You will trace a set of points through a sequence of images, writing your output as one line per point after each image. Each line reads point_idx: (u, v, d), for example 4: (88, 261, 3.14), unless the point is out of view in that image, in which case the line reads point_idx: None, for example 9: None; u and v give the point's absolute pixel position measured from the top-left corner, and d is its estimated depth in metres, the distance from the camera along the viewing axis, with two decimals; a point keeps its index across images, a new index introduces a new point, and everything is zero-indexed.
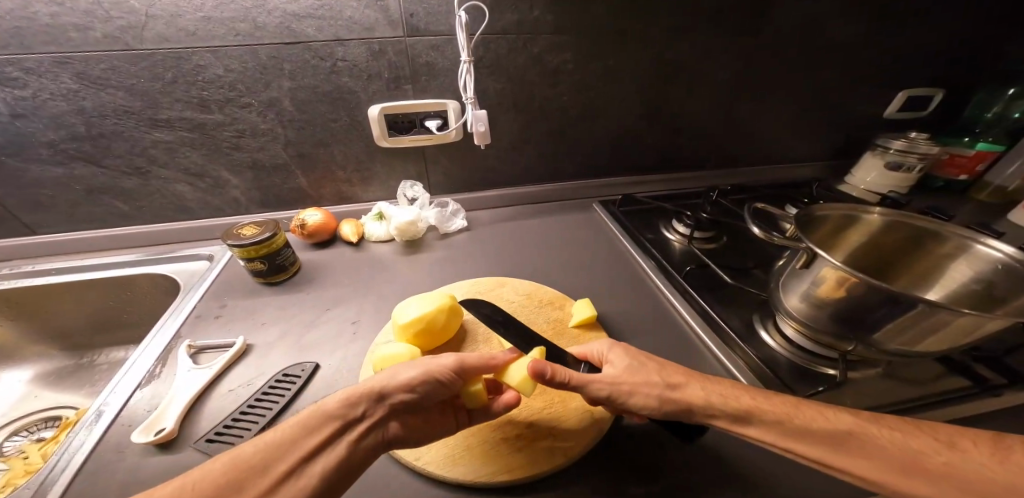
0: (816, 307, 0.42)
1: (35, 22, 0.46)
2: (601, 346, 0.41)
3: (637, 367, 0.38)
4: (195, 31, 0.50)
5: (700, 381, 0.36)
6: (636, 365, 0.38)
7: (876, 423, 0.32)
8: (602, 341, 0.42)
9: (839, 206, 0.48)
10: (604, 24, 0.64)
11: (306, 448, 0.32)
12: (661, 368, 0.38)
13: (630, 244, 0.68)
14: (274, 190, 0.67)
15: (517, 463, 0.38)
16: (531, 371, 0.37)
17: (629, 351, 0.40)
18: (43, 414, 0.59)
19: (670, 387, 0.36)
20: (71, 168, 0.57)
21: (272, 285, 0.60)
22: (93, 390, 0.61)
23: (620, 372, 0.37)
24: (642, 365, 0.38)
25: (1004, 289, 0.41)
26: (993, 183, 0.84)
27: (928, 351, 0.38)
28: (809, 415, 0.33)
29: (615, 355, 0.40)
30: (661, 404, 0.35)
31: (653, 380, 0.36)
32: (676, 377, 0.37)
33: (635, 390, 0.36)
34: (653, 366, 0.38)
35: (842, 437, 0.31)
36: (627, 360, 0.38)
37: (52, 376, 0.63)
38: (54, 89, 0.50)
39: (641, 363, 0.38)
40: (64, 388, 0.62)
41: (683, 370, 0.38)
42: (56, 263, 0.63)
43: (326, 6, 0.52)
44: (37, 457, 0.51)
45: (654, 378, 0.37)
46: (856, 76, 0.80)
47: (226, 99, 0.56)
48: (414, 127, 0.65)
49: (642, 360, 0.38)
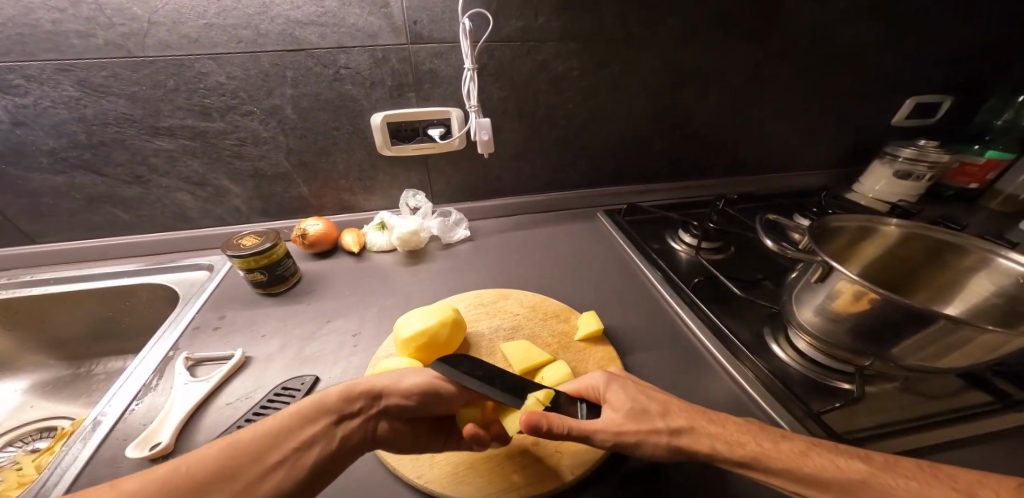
0: (832, 321, 0.41)
1: (37, 29, 0.45)
2: (598, 380, 0.39)
3: (638, 411, 0.35)
4: (197, 39, 0.49)
5: (706, 424, 0.34)
6: (636, 409, 0.35)
7: (891, 473, 0.28)
8: (598, 373, 0.40)
9: (856, 217, 0.47)
10: (611, 30, 0.63)
11: (300, 436, 0.31)
12: (664, 410, 0.35)
13: (635, 255, 0.66)
14: (276, 199, 0.66)
15: (522, 482, 0.36)
16: (526, 425, 0.34)
17: (626, 387, 0.37)
18: (38, 424, 0.57)
19: (679, 431, 0.33)
20: (71, 177, 0.57)
21: (272, 296, 0.59)
22: (90, 401, 0.60)
23: (619, 418, 0.35)
24: (646, 402, 0.36)
25: None
26: (1005, 191, 0.83)
27: (950, 365, 0.36)
28: (817, 462, 0.30)
29: (615, 394, 0.37)
30: (669, 448, 0.33)
31: (656, 420, 0.34)
32: (679, 418, 0.34)
33: (639, 439, 0.34)
34: (656, 402, 0.36)
35: (852, 487, 0.28)
36: (628, 403, 0.36)
37: (50, 387, 0.62)
38: (55, 97, 0.50)
39: (644, 400, 0.36)
40: (60, 398, 0.61)
41: (689, 408, 0.35)
42: (54, 272, 0.62)
43: (329, 13, 0.52)
44: (30, 469, 0.49)
45: (658, 424, 0.34)
46: (862, 82, 0.79)
47: (227, 106, 0.55)
48: (417, 136, 0.65)
49: (644, 400, 0.36)
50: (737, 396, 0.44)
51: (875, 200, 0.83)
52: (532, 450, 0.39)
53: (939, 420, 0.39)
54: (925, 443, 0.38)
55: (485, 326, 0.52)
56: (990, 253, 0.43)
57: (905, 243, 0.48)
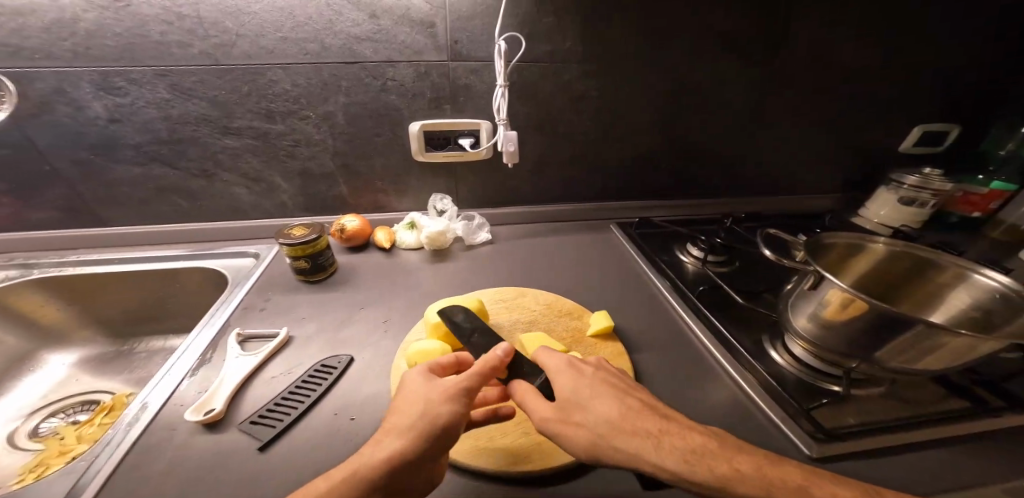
0: (823, 327, 0.45)
1: (147, 39, 0.53)
2: (553, 366, 0.41)
3: (566, 405, 0.37)
4: (273, 50, 0.57)
5: (630, 421, 0.35)
6: (565, 404, 0.37)
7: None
8: (556, 360, 0.41)
9: (848, 234, 0.51)
10: (632, 55, 0.70)
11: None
12: (595, 413, 0.36)
13: (646, 264, 0.71)
14: (319, 196, 0.73)
15: (541, 455, 0.39)
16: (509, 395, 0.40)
17: (574, 380, 0.39)
18: (81, 398, 0.62)
19: (605, 424, 0.35)
20: (148, 168, 0.64)
21: (310, 284, 0.64)
22: (130, 379, 0.65)
23: (547, 409, 0.37)
24: (587, 398, 0.37)
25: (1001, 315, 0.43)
26: (1006, 221, 0.84)
27: (927, 369, 0.41)
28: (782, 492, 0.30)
29: (561, 381, 0.39)
30: (590, 441, 0.34)
31: (584, 417, 0.36)
32: (607, 407, 0.36)
33: (563, 432, 0.35)
34: (591, 397, 0.37)
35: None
36: (562, 395, 0.38)
37: (94, 362, 0.68)
38: (150, 98, 0.57)
39: (588, 399, 0.37)
40: (103, 373, 0.66)
41: (627, 415, 0.35)
42: (117, 254, 0.68)
43: (383, 31, 0.59)
44: (72, 439, 0.54)
45: (581, 423, 0.35)
46: (868, 112, 0.84)
47: (289, 111, 0.62)
48: (448, 144, 0.72)
49: (582, 396, 0.37)
50: (736, 396, 0.47)
51: (880, 224, 0.87)
52: None
53: (919, 421, 0.43)
54: (906, 442, 0.41)
55: (505, 319, 0.57)
56: (968, 269, 0.47)
57: (894, 259, 0.52)
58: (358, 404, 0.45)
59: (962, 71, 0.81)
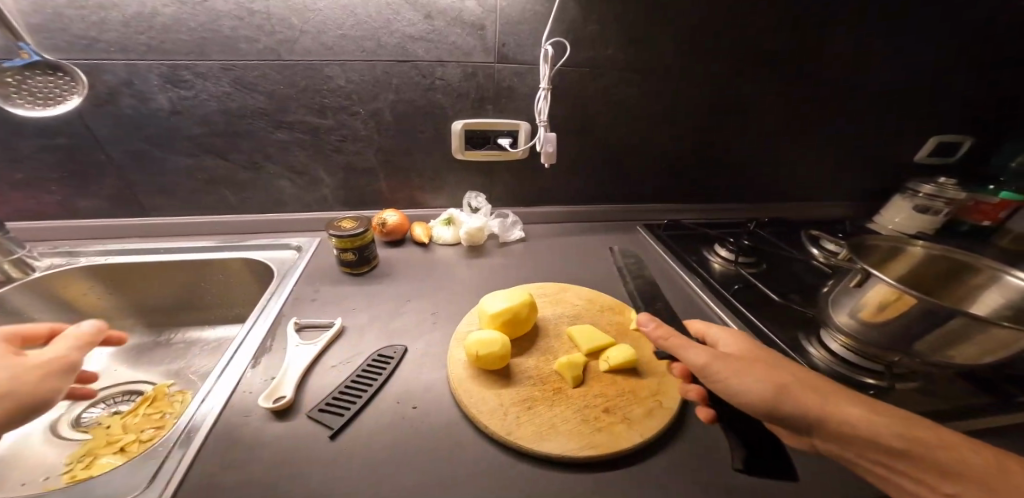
0: (865, 322, 0.47)
1: (217, 34, 0.54)
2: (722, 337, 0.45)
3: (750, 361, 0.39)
4: (333, 47, 0.59)
5: (822, 385, 0.37)
6: (745, 361, 0.39)
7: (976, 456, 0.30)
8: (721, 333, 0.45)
9: (885, 237, 0.54)
10: (670, 61, 0.72)
11: None
12: (781, 371, 0.38)
13: (677, 264, 0.74)
14: (360, 191, 0.75)
15: (602, 442, 0.41)
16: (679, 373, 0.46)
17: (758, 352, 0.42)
18: (122, 388, 0.62)
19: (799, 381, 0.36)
20: (200, 159, 0.65)
21: (356, 276, 0.65)
22: (170, 369, 0.65)
23: (719, 361, 0.39)
24: (778, 363, 0.39)
25: None
26: (1015, 230, 0.89)
27: (967, 363, 0.42)
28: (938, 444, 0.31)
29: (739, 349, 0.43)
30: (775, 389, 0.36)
31: (772, 370, 0.38)
32: (800, 371, 0.38)
33: (742, 378, 0.38)
34: (781, 363, 0.39)
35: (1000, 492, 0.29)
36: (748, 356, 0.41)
37: (134, 352, 0.67)
38: (211, 91, 0.58)
39: (779, 364, 0.39)
40: (141, 365, 0.65)
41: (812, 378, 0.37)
42: (162, 244, 0.69)
43: (436, 31, 0.61)
44: (117, 429, 0.53)
45: (764, 375, 0.37)
46: (889, 123, 0.87)
47: (341, 106, 0.64)
48: (488, 143, 0.74)
49: (761, 359, 0.40)
50: None
51: (895, 231, 0.90)
52: (608, 416, 0.44)
53: (952, 415, 0.46)
54: None
55: (549, 312, 0.59)
56: (999, 271, 0.49)
57: (926, 261, 0.55)
58: (421, 393, 0.46)
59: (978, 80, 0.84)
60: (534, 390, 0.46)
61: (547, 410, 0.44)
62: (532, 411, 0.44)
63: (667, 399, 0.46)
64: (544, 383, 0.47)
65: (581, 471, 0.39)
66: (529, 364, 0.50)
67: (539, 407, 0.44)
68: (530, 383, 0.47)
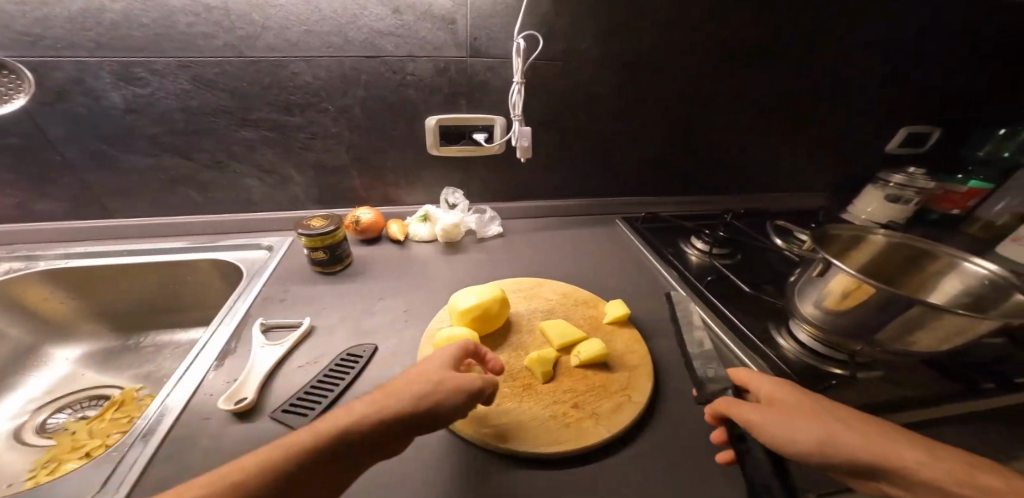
0: (829, 312, 0.48)
1: (172, 30, 0.52)
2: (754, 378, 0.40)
3: (795, 408, 0.35)
4: (297, 43, 0.57)
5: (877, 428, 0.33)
6: (789, 409, 0.35)
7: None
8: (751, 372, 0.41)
9: (847, 226, 0.54)
10: (644, 54, 0.72)
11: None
12: (830, 417, 0.34)
13: (654, 257, 0.74)
14: (332, 189, 0.73)
15: (569, 437, 0.41)
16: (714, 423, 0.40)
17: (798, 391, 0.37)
18: (89, 393, 0.60)
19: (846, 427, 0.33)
20: (162, 158, 0.63)
21: (328, 275, 0.64)
22: (139, 372, 0.64)
23: (761, 416, 0.36)
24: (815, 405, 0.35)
25: (987, 300, 0.46)
26: (982, 218, 0.90)
27: (926, 349, 0.44)
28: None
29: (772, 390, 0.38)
30: (821, 439, 0.33)
31: (817, 418, 0.34)
32: (843, 415, 0.34)
33: (790, 434, 0.34)
34: (818, 405, 0.35)
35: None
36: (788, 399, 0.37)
37: (101, 356, 0.66)
38: (170, 89, 0.57)
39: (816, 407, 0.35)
40: (109, 369, 0.64)
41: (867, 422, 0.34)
42: (127, 245, 0.67)
43: (406, 27, 0.60)
44: (84, 434, 0.52)
45: (814, 424, 0.33)
46: (864, 115, 0.88)
47: (309, 103, 0.63)
48: (462, 138, 0.73)
49: (809, 402, 0.36)
50: None
51: (868, 220, 0.92)
52: (576, 412, 0.44)
53: (914, 403, 0.47)
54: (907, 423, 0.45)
55: (523, 308, 0.59)
56: (956, 258, 0.50)
57: (889, 251, 0.56)
58: None
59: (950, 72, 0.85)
60: (503, 387, 0.46)
61: (515, 406, 0.44)
62: (501, 409, 0.44)
63: (636, 393, 0.46)
64: (514, 380, 0.48)
65: (548, 467, 0.40)
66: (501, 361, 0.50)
67: (508, 404, 0.44)
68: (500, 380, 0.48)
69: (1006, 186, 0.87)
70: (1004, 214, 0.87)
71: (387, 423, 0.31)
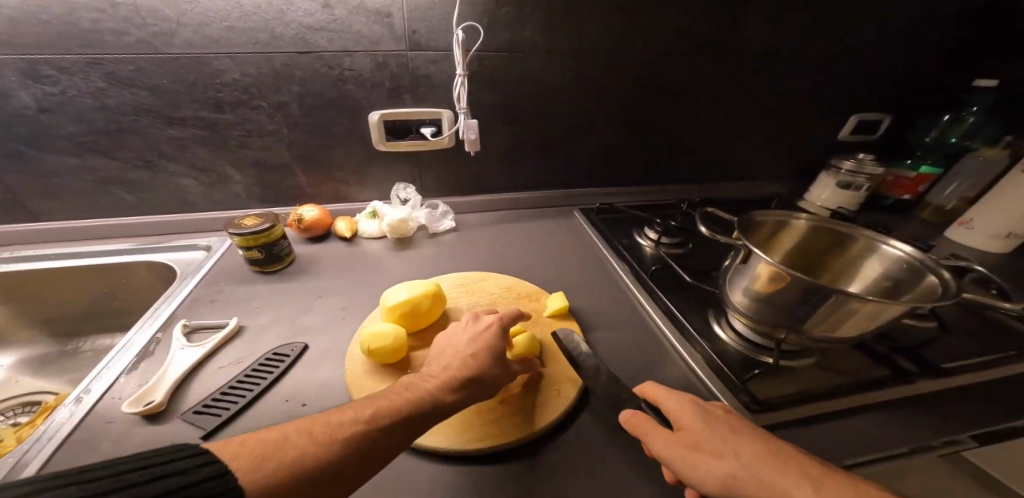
0: (755, 300, 0.48)
1: (77, 27, 0.50)
2: (669, 400, 0.40)
3: (704, 436, 0.35)
4: (219, 39, 0.55)
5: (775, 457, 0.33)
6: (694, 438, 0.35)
7: None
8: (667, 392, 0.40)
9: (773, 212, 0.55)
10: (590, 45, 0.71)
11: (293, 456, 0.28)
12: (734, 448, 0.34)
13: (605, 249, 0.74)
14: (275, 186, 0.71)
15: (491, 433, 0.41)
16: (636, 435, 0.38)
17: (708, 415, 0.37)
18: (21, 399, 0.58)
19: (752, 464, 0.33)
20: (85, 159, 0.60)
21: (267, 274, 0.63)
22: (74, 377, 0.62)
23: (669, 444, 0.35)
24: (725, 437, 0.35)
25: (901, 281, 0.48)
26: (933, 203, 0.93)
27: (846, 334, 0.45)
28: None
29: (686, 416, 0.37)
30: (725, 478, 0.32)
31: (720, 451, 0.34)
32: (751, 450, 0.34)
33: (691, 465, 0.34)
34: (728, 436, 0.35)
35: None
36: (698, 425, 0.36)
37: (35, 362, 0.64)
38: (83, 87, 0.54)
39: (726, 439, 0.35)
40: (45, 375, 0.62)
41: (769, 451, 0.34)
42: (55, 249, 0.64)
43: (337, 21, 0.58)
44: (10, 441, 0.50)
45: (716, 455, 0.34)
46: (816, 104, 0.88)
47: (239, 100, 0.61)
48: (410, 133, 0.71)
49: (716, 427, 0.36)
50: (683, 372, 0.50)
51: (822, 207, 0.93)
52: (502, 406, 0.44)
53: (840, 389, 0.47)
54: (832, 409, 0.45)
55: (463, 302, 0.58)
56: (875, 240, 0.52)
57: (814, 234, 0.57)
58: (312, 391, 0.44)
59: (899, 61, 0.85)
60: None
61: None
62: None
63: (565, 387, 0.46)
64: None
65: (467, 464, 0.39)
66: None
67: None
68: None
69: (953, 171, 0.89)
70: (952, 199, 0.89)
71: (466, 388, 0.39)
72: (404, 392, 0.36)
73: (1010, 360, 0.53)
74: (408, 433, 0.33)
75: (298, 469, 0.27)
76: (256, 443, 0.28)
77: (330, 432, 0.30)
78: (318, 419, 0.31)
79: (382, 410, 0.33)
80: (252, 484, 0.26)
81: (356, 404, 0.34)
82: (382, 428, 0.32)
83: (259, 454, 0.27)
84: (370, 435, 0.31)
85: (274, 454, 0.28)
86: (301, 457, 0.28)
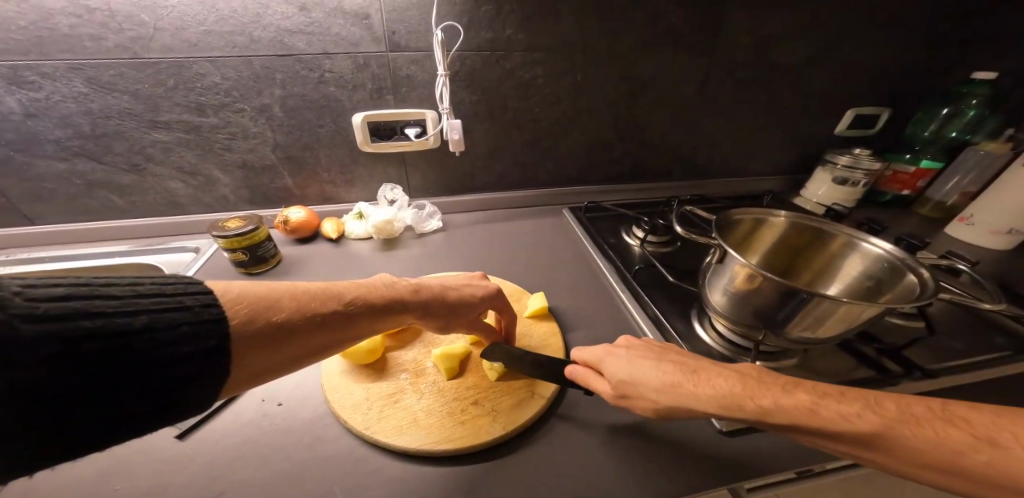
0: (732, 299, 0.48)
1: (56, 32, 0.51)
2: (598, 351, 0.43)
3: (626, 373, 0.39)
4: (197, 43, 0.56)
5: (688, 372, 0.36)
6: (623, 379, 0.39)
7: (825, 399, 0.31)
8: (598, 346, 0.43)
9: (752, 210, 0.54)
10: (573, 40, 0.70)
11: (278, 312, 0.33)
12: (659, 377, 0.37)
13: (591, 247, 0.73)
14: (262, 188, 0.72)
15: (460, 436, 0.41)
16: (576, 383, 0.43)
17: (624, 354, 0.41)
18: None
19: (668, 390, 0.36)
20: (73, 164, 0.62)
21: (253, 276, 0.64)
22: None
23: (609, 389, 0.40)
24: (640, 371, 0.38)
25: (884, 284, 0.48)
26: (933, 198, 0.91)
27: (823, 336, 0.44)
28: (818, 414, 0.30)
29: (609, 361, 0.41)
30: (658, 410, 0.36)
31: (647, 382, 0.37)
32: (664, 376, 0.37)
33: (633, 401, 0.38)
34: (645, 370, 0.38)
35: (864, 438, 0.29)
36: (617, 366, 0.40)
37: None
38: (66, 92, 0.55)
39: (638, 371, 0.38)
40: None
41: (683, 369, 0.37)
42: (51, 252, 0.66)
43: (316, 23, 0.58)
44: None
45: (647, 387, 0.37)
46: (810, 97, 0.86)
47: (221, 103, 0.61)
48: (394, 135, 0.71)
49: (637, 361, 0.39)
50: None
51: (818, 204, 0.91)
52: (475, 407, 0.44)
53: None
54: None
55: None
56: (855, 238, 0.52)
57: (793, 231, 0.57)
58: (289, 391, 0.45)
59: (896, 51, 0.83)
60: (405, 383, 0.47)
61: (419, 400, 0.45)
62: (399, 405, 0.44)
63: (540, 388, 0.46)
64: (418, 375, 0.48)
65: (437, 466, 0.40)
66: (409, 357, 0.50)
67: (406, 400, 0.45)
68: (405, 377, 0.48)
69: (954, 165, 0.86)
70: (952, 194, 0.87)
71: (427, 302, 0.45)
72: (381, 289, 0.42)
73: (999, 360, 0.52)
74: (378, 321, 0.40)
75: (283, 322, 0.33)
76: (252, 295, 0.33)
77: (314, 302, 0.36)
78: (305, 289, 0.37)
79: (360, 298, 0.39)
80: (242, 326, 0.31)
81: (337, 286, 0.39)
82: (358, 309, 0.39)
83: (255, 304, 0.33)
84: (349, 310, 0.38)
85: (266, 309, 0.33)
86: (291, 314, 0.34)
